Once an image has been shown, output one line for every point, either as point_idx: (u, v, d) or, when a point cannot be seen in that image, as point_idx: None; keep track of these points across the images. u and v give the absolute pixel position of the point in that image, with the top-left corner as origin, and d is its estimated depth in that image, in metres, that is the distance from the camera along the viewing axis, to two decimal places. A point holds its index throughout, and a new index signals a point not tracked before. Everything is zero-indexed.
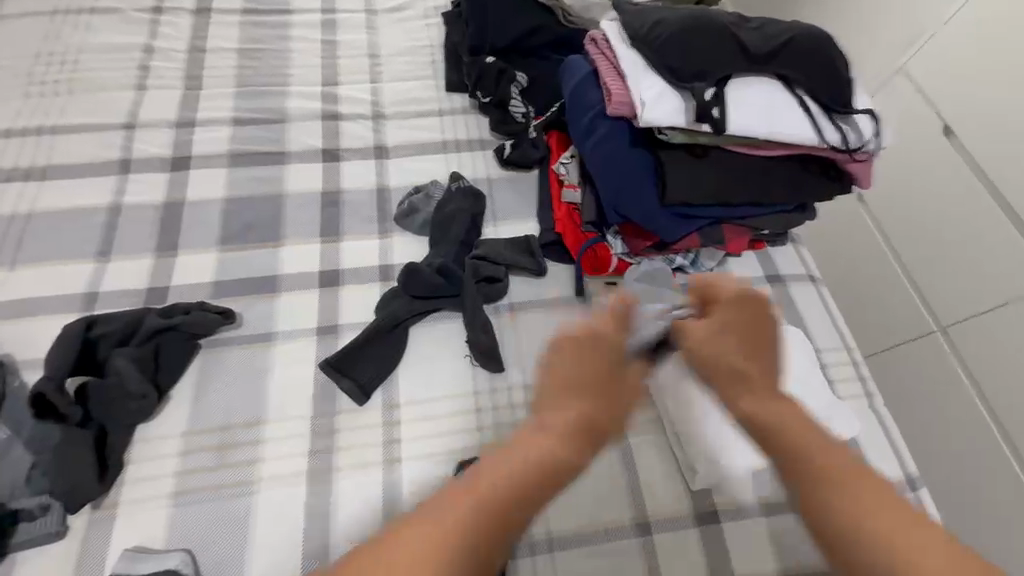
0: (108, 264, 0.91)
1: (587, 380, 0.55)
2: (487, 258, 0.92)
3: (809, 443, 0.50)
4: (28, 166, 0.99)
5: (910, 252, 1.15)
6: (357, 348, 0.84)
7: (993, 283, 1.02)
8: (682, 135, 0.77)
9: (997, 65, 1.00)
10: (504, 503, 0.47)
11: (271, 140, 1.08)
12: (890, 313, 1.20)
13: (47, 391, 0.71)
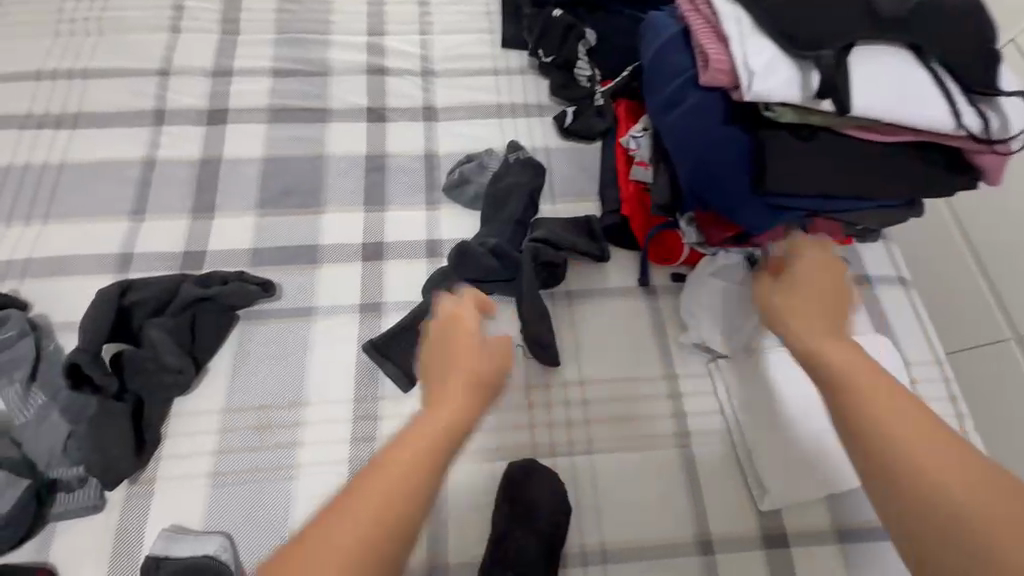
0: (143, 224, 0.86)
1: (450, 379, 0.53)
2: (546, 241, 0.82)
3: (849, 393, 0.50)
4: (59, 112, 0.93)
5: (989, 238, 0.96)
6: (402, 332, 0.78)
7: None
8: (792, 113, 0.66)
9: None
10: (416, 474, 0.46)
11: (312, 95, 0.99)
12: (967, 312, 0.99)
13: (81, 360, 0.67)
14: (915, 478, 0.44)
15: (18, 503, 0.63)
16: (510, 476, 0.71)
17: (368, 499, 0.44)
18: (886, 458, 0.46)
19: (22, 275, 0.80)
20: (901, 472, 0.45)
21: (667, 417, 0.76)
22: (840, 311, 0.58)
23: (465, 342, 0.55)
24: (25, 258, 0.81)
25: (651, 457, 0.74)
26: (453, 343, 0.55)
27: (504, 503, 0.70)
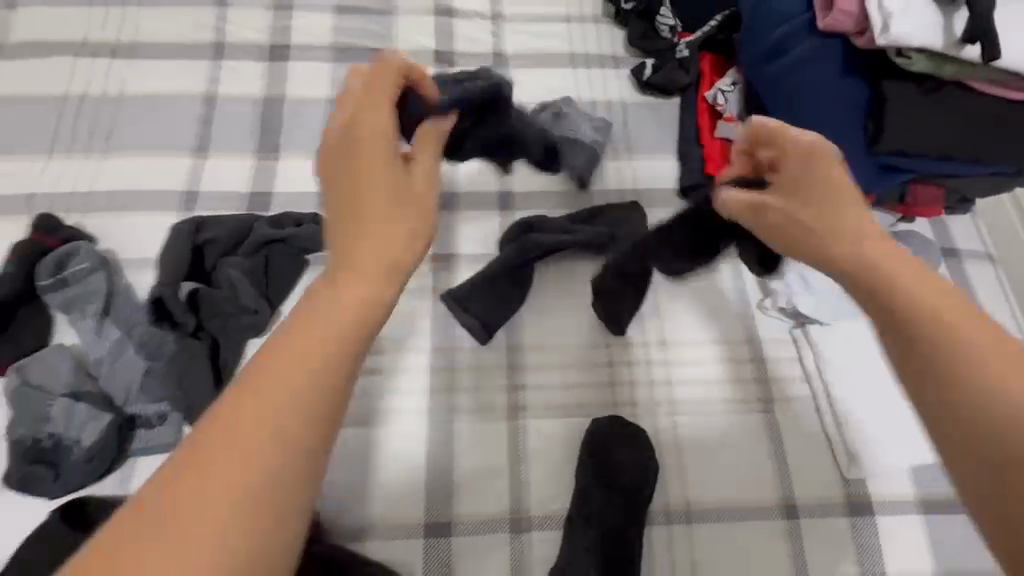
0: (208, 162, 0.82)
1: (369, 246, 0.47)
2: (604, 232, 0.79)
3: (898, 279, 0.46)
4: (114, 41, 0.88)
5: None
6: (475, 286, 0.75)
7: None
8: (925, 65, 0.62)
9: None
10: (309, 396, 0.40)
11: (378, 35, 0.94)
12: None
13: (166, 296, 0.67)
14: (986, 390, 0.40)
15: (101, 435, 0.61)
16: (594, 434, 0.69)
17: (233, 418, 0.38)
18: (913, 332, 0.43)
19: (85, 209, 0.77)
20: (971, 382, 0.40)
21: (751, 383, 0.75)
22: (823, 199, 0.50)
23: (373, 174, 0.49)
24: (87, 192, 0.78)
25: (735, 421, 0.72)
26: (359, 168, 0.49)
27: (588, 460, 0.68)
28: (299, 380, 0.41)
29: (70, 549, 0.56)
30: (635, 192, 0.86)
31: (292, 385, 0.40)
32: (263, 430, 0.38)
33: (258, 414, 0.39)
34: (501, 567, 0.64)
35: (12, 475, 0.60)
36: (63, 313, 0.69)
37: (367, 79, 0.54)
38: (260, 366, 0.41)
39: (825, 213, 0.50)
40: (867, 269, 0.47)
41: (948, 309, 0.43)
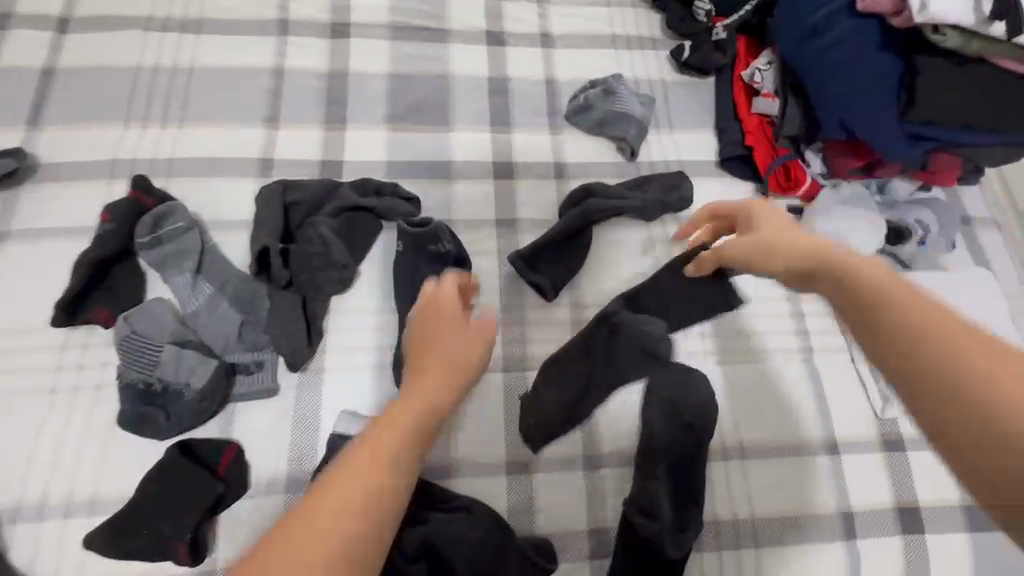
0: (279, 132, 0.86)
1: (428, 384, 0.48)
2: (654, 201, 0.84)
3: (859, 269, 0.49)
4: (181, 17, 0.92)
5: None
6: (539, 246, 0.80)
7: None
8: (954, 40, 0.70)
9: None
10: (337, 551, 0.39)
11: (432, 15, 0.98)
12: None
13: (268, 247, 0.72)
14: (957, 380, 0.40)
15: (209, 379, 0.66)
16: None
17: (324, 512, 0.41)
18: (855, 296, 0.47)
19: (167, 175, 0.81)
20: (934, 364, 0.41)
21: (792, 334, 0.82)
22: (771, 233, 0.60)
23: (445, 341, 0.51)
24: (167, 158, 0.82)
25: (780, 367, 0.79)
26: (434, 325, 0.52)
27: None
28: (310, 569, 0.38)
29: (192, 470, 0.62)
30: (679, 163, 0.92)
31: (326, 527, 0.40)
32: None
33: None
34: (577, 499, 0.70)
35: (128, 417, 0.64)
36: (158, 271, 0.73)
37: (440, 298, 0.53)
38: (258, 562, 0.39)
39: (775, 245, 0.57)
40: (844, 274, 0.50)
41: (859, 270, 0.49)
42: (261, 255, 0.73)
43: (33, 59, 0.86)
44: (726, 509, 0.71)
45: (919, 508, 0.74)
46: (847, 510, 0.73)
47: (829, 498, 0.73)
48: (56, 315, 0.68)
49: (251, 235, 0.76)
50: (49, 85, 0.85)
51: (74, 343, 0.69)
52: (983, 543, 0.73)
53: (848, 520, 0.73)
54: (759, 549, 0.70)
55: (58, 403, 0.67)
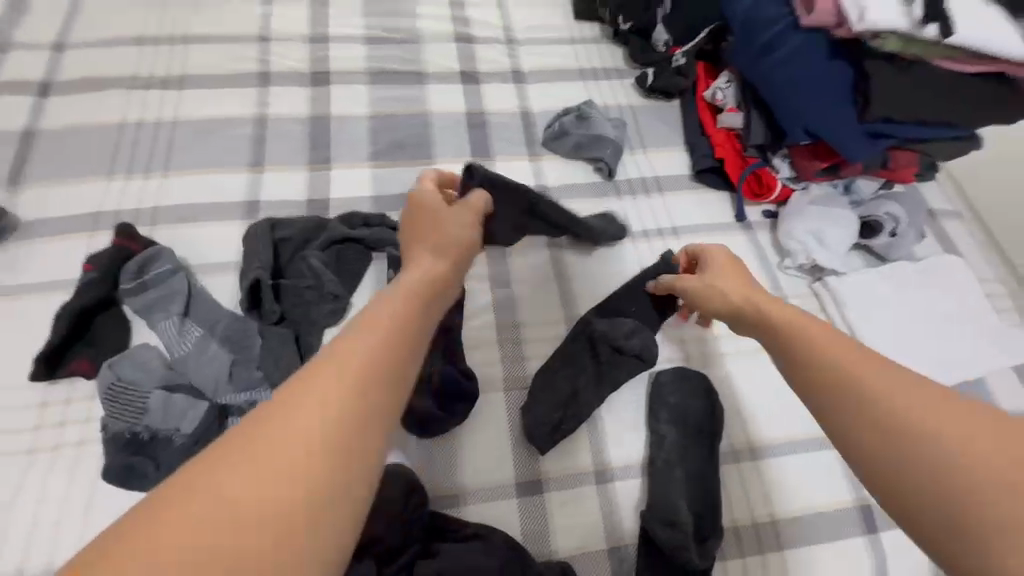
0: (264, 176, 0.87)
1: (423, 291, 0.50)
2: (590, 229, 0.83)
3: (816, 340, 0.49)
4: (164, 75, 0.95)
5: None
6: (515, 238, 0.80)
7: None
8: (895, 40, 0.75)
9: None
10: (362, 383, 0.40)
11: (409, 60, 1.03)
12: None
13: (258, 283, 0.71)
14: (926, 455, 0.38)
15: (201, 422, 0.63)
16: (660, 384, 0.75)
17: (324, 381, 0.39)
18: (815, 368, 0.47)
19: (152, 223, 0.80)
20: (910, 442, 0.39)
21: None
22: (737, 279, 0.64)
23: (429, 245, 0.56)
24: (152, 207, 0.82)
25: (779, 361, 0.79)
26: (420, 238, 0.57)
27: (659, 409, 0.73)
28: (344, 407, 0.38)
29: None
30: (655, 179, 0.96)
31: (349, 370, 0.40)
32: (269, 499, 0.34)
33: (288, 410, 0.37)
34: (592, 516, 0.67)
35: (113, 470, 0.61)
36: (142, 319, 0.71)
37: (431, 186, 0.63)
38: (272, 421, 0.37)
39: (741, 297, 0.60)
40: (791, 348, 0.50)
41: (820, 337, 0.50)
42: (251, 290, 0.72)
43: (14, 124, 0.87)
44: (745, 512, 0.70)
45: None
46: (866, 502, 0.72)
47: (845, 491, 0.72)
48: (35, 368, 0.65)
49: (240, 274, 0.75)
50: (30, 147, 0.85)
51: (55, 398, 0.66)
52: None
53: (867, 512, 0.71)
54: (785, 552, 0.68)
55: (36, 465, 0.63)
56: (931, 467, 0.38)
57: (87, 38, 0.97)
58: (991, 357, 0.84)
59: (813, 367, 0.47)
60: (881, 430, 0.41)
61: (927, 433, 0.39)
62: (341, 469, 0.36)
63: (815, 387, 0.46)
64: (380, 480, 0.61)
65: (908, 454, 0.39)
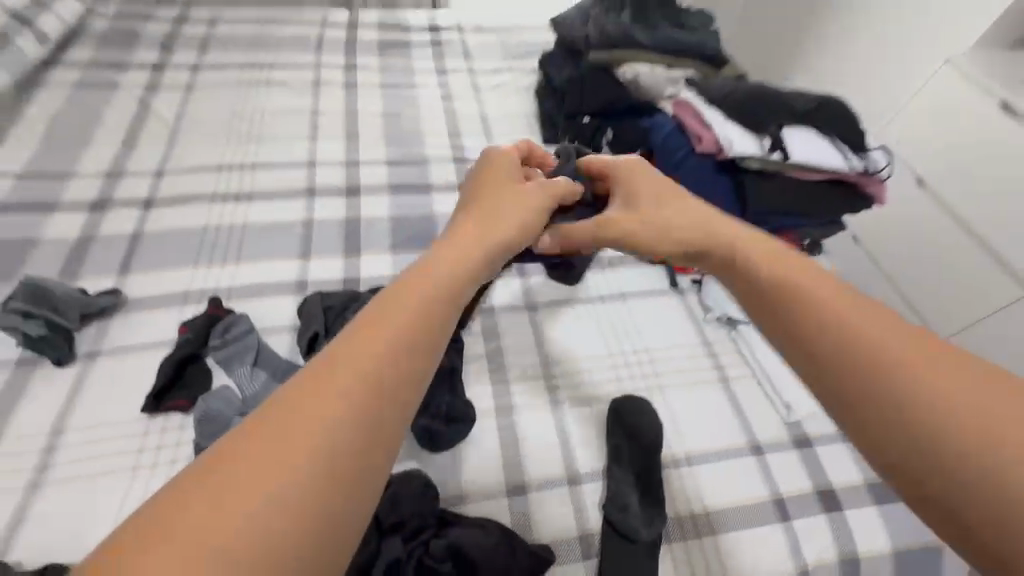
0: (311, 263, 1.16)
1: (443, 288, 0.62)
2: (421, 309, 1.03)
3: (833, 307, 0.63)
4: (237, 192, 1.27)
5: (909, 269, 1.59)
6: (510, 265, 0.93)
7: (978, 300, 1.42)
8: (755, 161, 1.11)
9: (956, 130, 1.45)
10: (345, 399, 0.50)
11: (419, 176, 1.38)
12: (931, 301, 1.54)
13: (313, 337, 0.97)
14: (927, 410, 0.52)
15: None
16: (617, 409, 0.96)
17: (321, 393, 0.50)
18: (835, 329, 0.61)
19: (228, 298, 1.07)
20: (920, 398, 0.53)
21: (710, 369, 1.07)
22: (669, 200, 0.81)
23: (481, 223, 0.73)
24: (227, 287, 1.09)
25: (706, 392, 1.04)
26: (488, 207, 0.76)
27: (615, 428, 0.95)
28: (351, 385, 0.51)
29: None
30: (608, 257, 1.25)
31: (355, 360, 0.53)
32: (300, 454, 0.46)
33: (297, 418, 0.48)
34: (566, 510, 0.87)
35: None
36: (222, 367, 0.95)
37: (506, 175, 0.83)
38: (294, 402, 0.49)
39: (672, 218, 0.78)
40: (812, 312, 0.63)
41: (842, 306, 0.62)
42: (308, 341, 0.97)
43: (124, 228, 1.16)
44: (685, 505, 0.90)
45: (835, 489, 0.94)
46: (779, 497, 0.92)
47: (762, 488, 0.93)
48: (147, 402, 0.88)
49: (297, 334, 1.00)
50: (136, 244, 1.14)
51: (156, 428, 0.87)
52: (890, 513, 0.93)
53: (781, 504, 0.91)
54: (718, 536, 0.87)
55: (138, 479, 0.82)
56: (933, 420, 0.52)
57: (181, 166, 1.30)
58: None
59: (813, 323, 0.62)
60: (872, 372, 0.57)
61: (952, 412, 0.51)
62: (334, 469, 0.46)
63: (815, 338, 0.61)
64: (403, 480, 0.82)
65: (926, 417, 0.52)
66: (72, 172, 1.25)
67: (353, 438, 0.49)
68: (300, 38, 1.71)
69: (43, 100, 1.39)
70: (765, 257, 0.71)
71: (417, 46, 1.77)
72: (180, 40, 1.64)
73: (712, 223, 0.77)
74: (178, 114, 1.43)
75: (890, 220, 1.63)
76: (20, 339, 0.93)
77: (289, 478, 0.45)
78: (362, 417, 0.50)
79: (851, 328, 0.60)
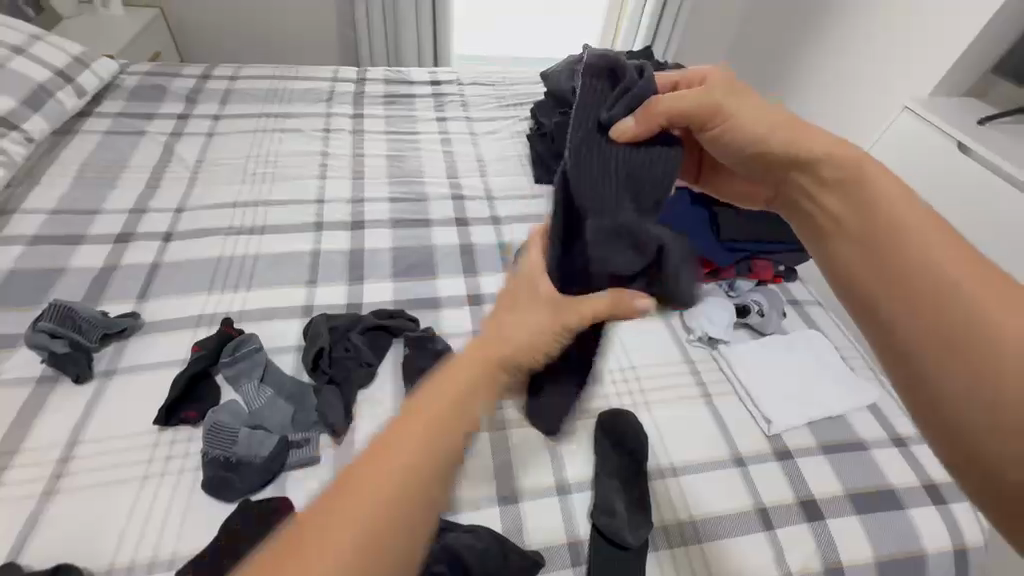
0: (317, 290, 1.24)
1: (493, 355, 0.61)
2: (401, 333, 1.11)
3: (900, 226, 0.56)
4: (251, 226, 1.37)
5: None
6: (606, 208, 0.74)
7: None
8: None
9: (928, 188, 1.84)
10: (400, 477, 0.50)
11: (420, 211, 1.48)
12: None
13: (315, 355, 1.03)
14: (980, 345, 0.47)
15: (274, 448, 0.90)
16: (603, 421, 1.02)
17: (378, 465, 0.51)
18: (893, 250, 0.55)
19: (238, 320, 1.14)
20: (976, 330, 0.48)
21: (694, 386, 1.13)
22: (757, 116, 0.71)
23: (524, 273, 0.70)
24: (238, 311, 1.16)
25: (690, 408, 1.09)
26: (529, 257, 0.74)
27: (602, 438, 1.00)
28: (410, 461, 0.51)
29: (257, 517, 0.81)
30: None
31: (411, 436, 0.53)
32: (348, 532, 0.47)
33: (359, 494, 0.49)
34: (555, 519, 0.90)
35: (209, 483, 0.85)
36: (231, 384, 1.01)
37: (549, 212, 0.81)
38: (371, 453, 0.52)
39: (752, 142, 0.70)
40: (881, 230, 0.56)
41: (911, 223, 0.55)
42: (311, 358, 1.03)
43: (145, 258, 1.25)
44: (670, 514, 0.93)
45: (816, 500, 0.97)
46: (762, 507, 0.95)
47: (746, 498, 0.96)
48: (158, 414, 0.93)
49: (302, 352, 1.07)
50: (155, 273, 1.22)
51: (165, 440, 0.92)
52: (872, 523, 0.96)
53: (765, 514, 0.94)
54: (703, 543, 0.90)
55: (146, 488, 0.86)
56: (979, 357, 0.47)
57: (200, 204, 1.41)
58: (849, 399, 1.12)
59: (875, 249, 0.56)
60: (918, 308, 0.51)
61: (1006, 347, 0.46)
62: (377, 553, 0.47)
63: (879, 255, 0.55)
64: None
65: (978, 350, 0.47)
66: (100, 208, 1.35)
67: (400, 518, 0.49)
68: (313, 91, 1.88)
69: (76, 146, 1.53)
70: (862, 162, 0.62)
71: (419, 97, 1.94)
72: (204, 93, 1.80)
73: (800, 131, 0.68)
74: (199, 158, 1.56)
75: None
76: (45, 357, 0.99)
77: (353, 538, 0.47)
78: (413, 496, 0.50)
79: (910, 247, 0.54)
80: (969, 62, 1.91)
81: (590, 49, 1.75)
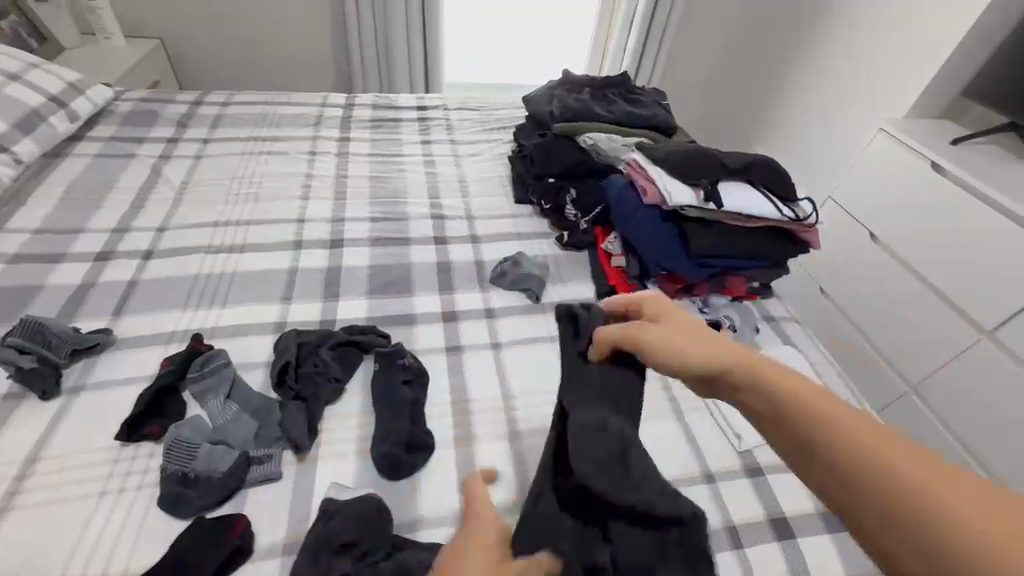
0: (291, 306, 1.25)
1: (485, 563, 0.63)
2: (371, 347, 1.11)
3: (826, 418, 0.56)
4: (230, 244, 1.39)
5: (865, 320, 2.02)
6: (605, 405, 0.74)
7: (938, 347, 1.78)
8: (694, 210, 1.24)
9: (904, 208, 1.86)
10: None
11: (399, 230, 1.50)
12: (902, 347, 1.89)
13: (280, 370, 1.03)
14: (946, 540, 0.44)
15: (233, 464, 0.89)
16: None
17: None
18: (829, 446, 0.54)
19: (211, 336, 1.15)
20: (941, 522, 0.45)
21: (666, 402, 1.12)
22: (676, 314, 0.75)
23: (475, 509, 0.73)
24: (212, 327, 1.17)
25: (661, 426, 1.07)
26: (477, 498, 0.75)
27: None
28: None
29: (213, 526, 0.81)
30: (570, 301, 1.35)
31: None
32: None
33: None
34: None
35: (166, 499, 0.85)
36: (197, 400, 1.01)
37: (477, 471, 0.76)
38: None
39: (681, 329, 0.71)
40: (809, 423, 0.56)
41: (825, 410, 0.56)
42: (276, 373, 1.03)
43: (122, 276, 1.26)
44: None
45: (787, 518, 0.96)
46: (731, 525, 0.93)
47: (714, 516, 0.94)
48: (120, 430, 0.93)
49: (271, 365, 1.08)
50: (132, 290, 1.24)
51: (125, 456, 0.92)
52: (845, 543, 0.93)
53: (733, 532, 0.93)
54: None
55: (102, 504, 0.86)
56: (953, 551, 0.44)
57: (181, 223, 1.43)
58: None
59: (822, 462, 0.54)
60: (885, 507, 0.48)
61: (973, 536, 0.44)
62: None
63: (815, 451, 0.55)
64: (359, 504, 0.85)
65: (951, 547, 0.44)
66: (83, 228, 1.38)
67: None
68: (301, 115, 1.93)
69: (65, 168, 1.56)
70: (757, 363, 0.64)
71: (406, 122, 1.99)
72: (195, 118, 1.86)
73: (700, 335, 0.70)
74: (185, 179, 1.59)
75: (846, 288, 2.09)
76: (13, 372, 1.00)
77: None
78: None
79: (842, 436, 0.54)
80: (940, 84, 1.95)
81: (569, 75, 1.81)
